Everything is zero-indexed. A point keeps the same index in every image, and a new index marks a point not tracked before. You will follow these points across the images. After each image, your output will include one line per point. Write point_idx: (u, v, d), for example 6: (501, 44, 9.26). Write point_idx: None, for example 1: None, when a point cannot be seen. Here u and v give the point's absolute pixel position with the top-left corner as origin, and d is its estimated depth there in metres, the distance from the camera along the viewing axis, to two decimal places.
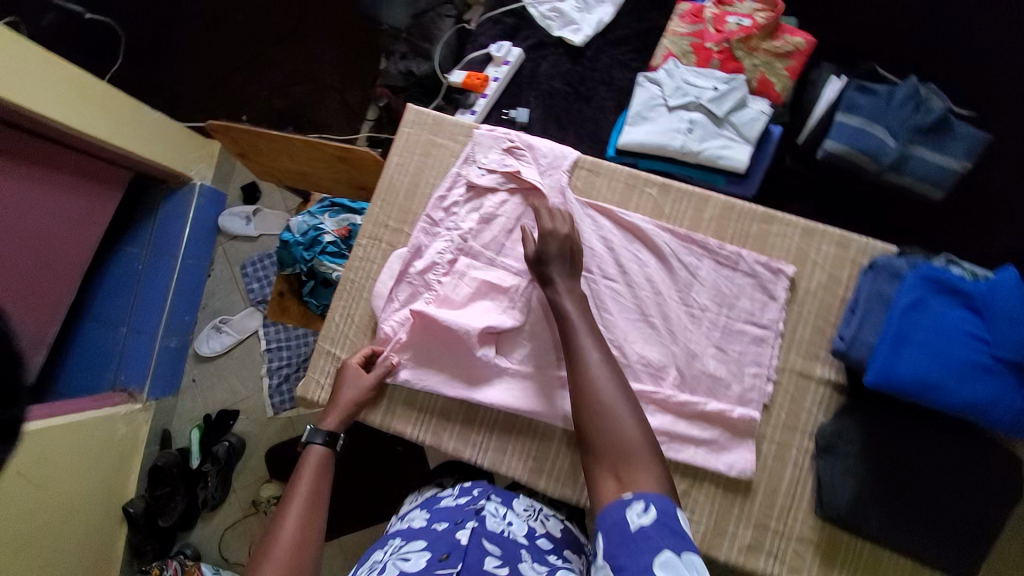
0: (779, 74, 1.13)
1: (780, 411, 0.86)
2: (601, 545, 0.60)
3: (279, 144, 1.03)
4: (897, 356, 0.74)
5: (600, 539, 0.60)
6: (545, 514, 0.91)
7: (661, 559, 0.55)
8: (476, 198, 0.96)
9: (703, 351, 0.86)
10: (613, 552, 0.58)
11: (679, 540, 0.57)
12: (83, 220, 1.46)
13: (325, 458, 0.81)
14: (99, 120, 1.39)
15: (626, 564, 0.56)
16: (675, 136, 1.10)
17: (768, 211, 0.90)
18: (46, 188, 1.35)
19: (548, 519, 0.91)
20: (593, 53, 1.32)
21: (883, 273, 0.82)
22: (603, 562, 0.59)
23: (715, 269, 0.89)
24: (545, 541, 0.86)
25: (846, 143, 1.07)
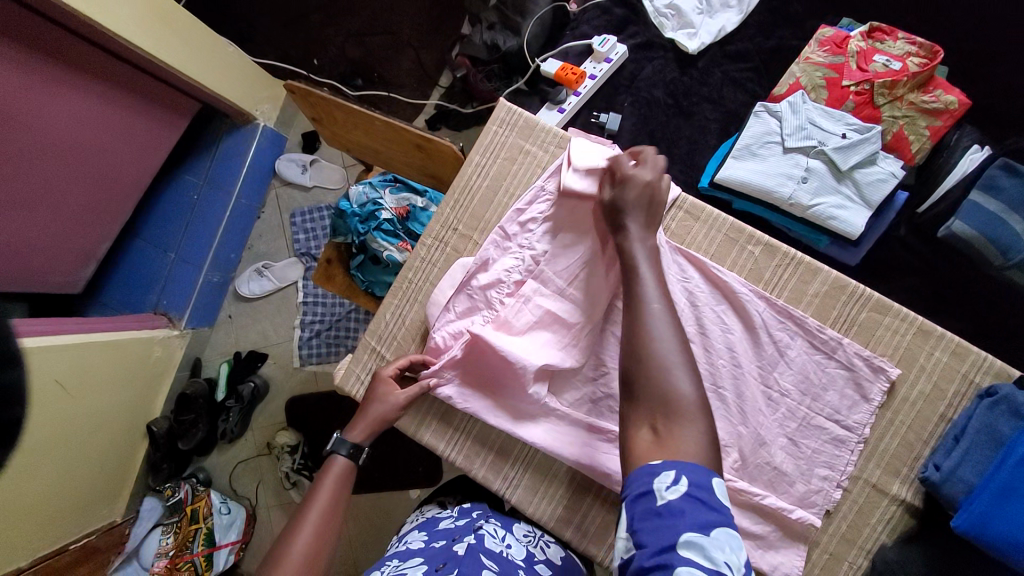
0: (920, 132, 0.98)
1: (840, 522, 0.79)
2: (623, 517, 0.52)
3: (356, 118, 0.96)
4: (1000, 507, 0.66)
5: (623, 510, 0.52)
6: (545, 540, 0.87)
7: (685, 539, 0.47)
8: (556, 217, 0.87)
9: (773, 440, 0.79)
10: (633, 525, 0.50)
11: (712, 519, 0.47)
12: (147, 147, 1.43)
13: (346, 469, 0.77)
14: (175, 47, 1.33)
15: (647, 542, 0.48)
16: (784, 183, 0.98)
17: (883, 300, 0.79)
18: (119, 111, 1.32)
19: (548, 546, 0.86)
20: (705, 65, 1.17)
21: (1002, 404, 0.73)
22: (625, 534, 0.51)
23: (806, 353, 0.80)
24: (545, 568, 0.80)
25: (976, 229, 0.96)
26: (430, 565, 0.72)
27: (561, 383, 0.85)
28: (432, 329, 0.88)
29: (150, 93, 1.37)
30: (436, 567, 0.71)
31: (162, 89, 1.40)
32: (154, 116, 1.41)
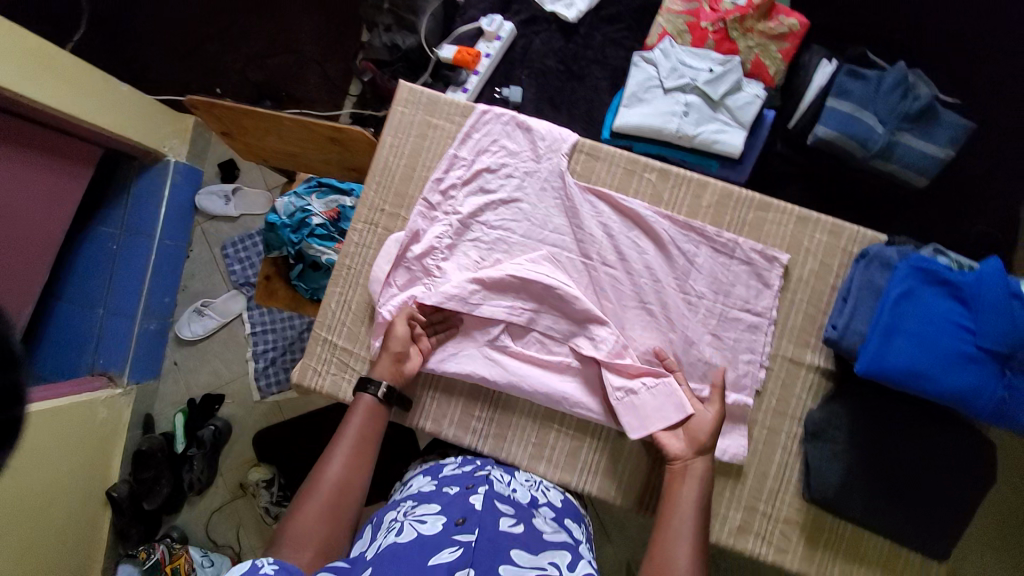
0: (773, 57, 1.13)
1: (771, 398, 0.88)
2: None
3: (266, 122, 0.99)
4: (887, 345, 0.74)
5: None
6: (544, 486, 0.89)
7: None
8: (473, 179, 0.95)
9: (699, 338, 0.89)
10: None
11: None
12: (55, 197, 1.38)
13: (379, 405, 0.83)
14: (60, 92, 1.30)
15: None
16: (671, 119, 1.10)
17: (764, 198, 0.91)
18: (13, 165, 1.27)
19: (549, 490, 0.89)
20: (586, 30, 1.28)
21: (874, 262, 0.81)
22: None
23: (712, 258, 0.91)
24: (548, 509, 0.83)
25: (837, 129, 1.09)
26: (448, 517, 0.73)
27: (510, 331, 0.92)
28: (377, 306, 0.92)
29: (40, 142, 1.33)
30: (454, 520, 0.72)
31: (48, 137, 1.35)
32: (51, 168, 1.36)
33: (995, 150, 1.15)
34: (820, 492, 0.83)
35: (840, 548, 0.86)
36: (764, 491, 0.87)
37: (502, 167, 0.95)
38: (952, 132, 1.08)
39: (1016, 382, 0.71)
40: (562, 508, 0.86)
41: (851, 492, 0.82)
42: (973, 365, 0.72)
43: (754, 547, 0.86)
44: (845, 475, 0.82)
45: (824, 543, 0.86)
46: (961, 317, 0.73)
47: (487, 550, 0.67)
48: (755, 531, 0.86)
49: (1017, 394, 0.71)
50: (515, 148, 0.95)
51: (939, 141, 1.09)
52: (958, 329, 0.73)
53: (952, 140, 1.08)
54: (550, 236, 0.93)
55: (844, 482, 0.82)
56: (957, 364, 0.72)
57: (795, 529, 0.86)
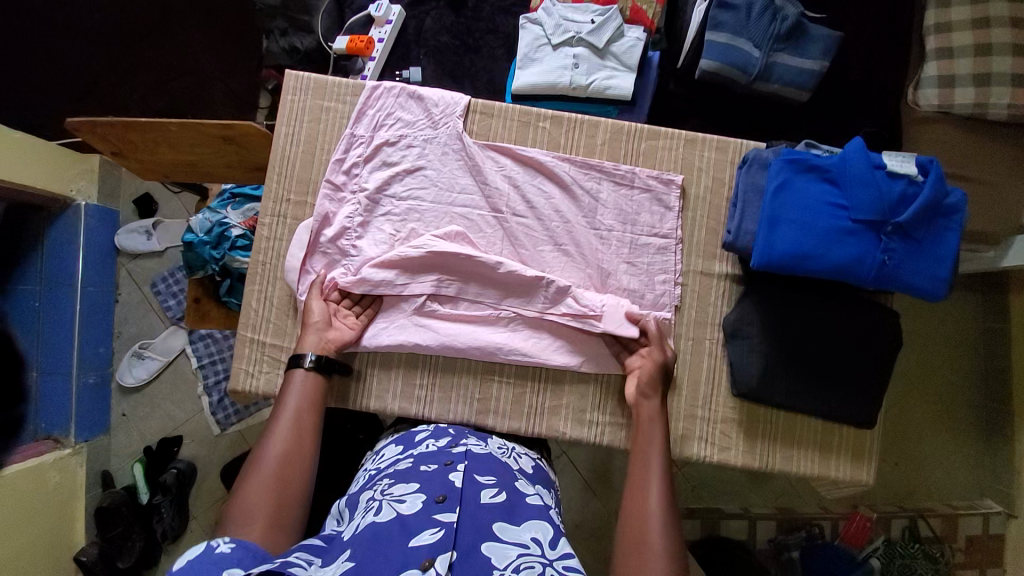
0: (648, 1, 1.18)
1: (690, 311, 0.94)
2: None
3: (156, 132, 0.97)
4: (775, 234, 0.80)
5: None
6: (517, 453, 0.89)
7: None
8: (374, 154, 0.95)
9: (616, 268, 0.93)
10: None
11: None
12: None
13: (315, 377, 0.83)
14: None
15: None
16: (563, 73, 1.13)
17: (653, 127, 0.96)
18: None
19: (520, 457, 0.88)
20: (474, 3, 1.31)
21: (754, 166, 0.88)
22: None
23: (615, 191, 0.95)
24: (520, 476, 0.82)
25: (718, 60, 1.13)
26: (428, 495, 0.68)
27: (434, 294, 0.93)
28: (295, 292, 0.92)
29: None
30: (435, 498, 0.67)
31: None
32: None
33: (867, 55, 1.24)
34: (743, 386, 0.89)
35: (776, 435, 0.92)
36: (700, 397, 0.93)
37: (401, 137, 0.96)
38: (824, 44, 1.16)
39: (893, 245, 0.78)
40: (534, 475, 0.87)
41: (772, 379, 0.88)
42: (853, 237, 0.78)
43: (697, 450, 0.92)
44: (763, 365, 0.88)
45: (761, 434, 0.92)
46: (833, 197, 0.80)
47: (470, 536, 0.62)
48: (697, 435, 0.92)
49: (895, 256, 0.78)
50: (409, 117, 0.97)
51: (813, 54, 1.16)
52: (832, 208, 0.79)
53: (825, 51, 1.16)
54: (459, 197, 0.95)
55: (764, 372, 0.88)
56: (838, 238, 0.78)
57: (733, 425, 0.92)
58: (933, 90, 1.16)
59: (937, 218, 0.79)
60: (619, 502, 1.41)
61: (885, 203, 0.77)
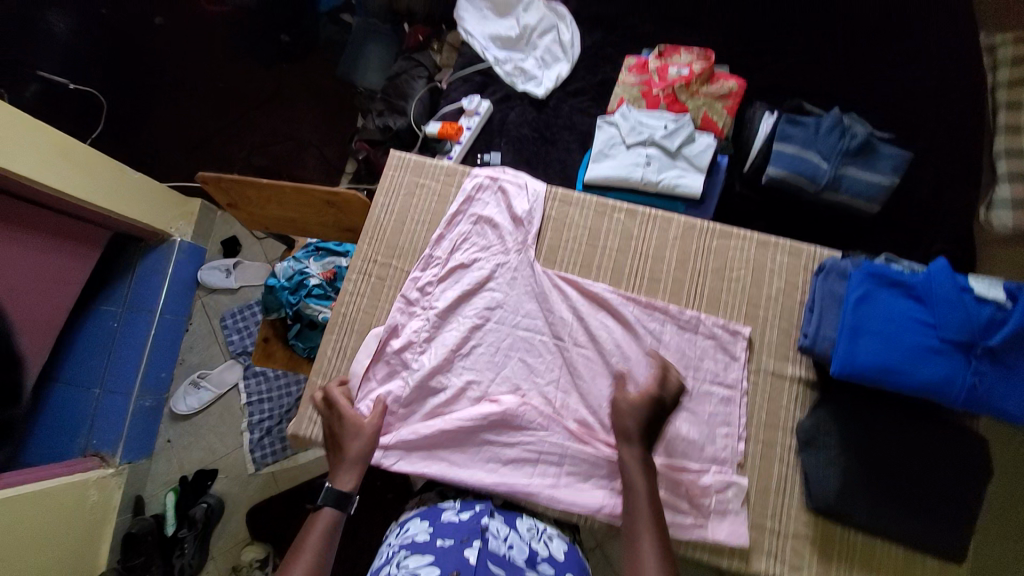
0: (720, 112, 1.28)
1: (760, 412, 0.92)
2: None
3: (270, 192, 1.11)
4: (856, 345, 0.81)
5: None
6: (546, 536, 0.84)
7: None
8: (449, 275, 1.00)
9: (676, 414, 0.91)
10: None
11: None
12: (48, 274, 1.51)
13: (338, 515, 0.78)
14: (88, 183, 1.50)
15: None
16: (635, 169, 1.23)
17: (724, 228, 1.00)
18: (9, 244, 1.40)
19: (551, 542, 0.83)
20: (554, 103, 1.45)
21: (832, 274, 0.91)
22: None
23: (678, 334, 0.95)
24: (547, 566, 0.77)
25: (786, 169, 1.22)
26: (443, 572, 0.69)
27: (496, 438, 0.91)
28: (355, 401, 0.94)
29: (51, 227, 1.50)
30: None
31: (63, 223, 1.53)
32: (56, 247, 1.52)
33: (936, 177, 1.27)
34: (820, 500, 0.85)
35: (856, 563, 0.85)
36: (771, 508, 0.88)
37: (478, 223, 1.03)
38: (893, 162, 1.22)
39: (983, 369, 0.76)
40: (565, 562, 0.80)
41: (853, 497, 0.83)
42: (940, 356, 0.77)
43: (768, 567, 0.85)
44: (842, 481, 0.84)
45: (838, 559, 0.85)
46: (919, 313, 0.80)
47: None
48: (766, 549, 0.86)
49: (985, 381, 0.75)
50: (490, 212, 1.03)
51: (881, 170, 1.21)
52: (919, 324, 0.79)
53: (893, 168, 1.21)
54: (523, 320, 0.98)
55: (843, 487, 0.84)
56: (924, 355, 0.77)
57: (807, 545, 0.86)
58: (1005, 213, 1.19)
59: None
60: None
61: (975, 325, 0.76)
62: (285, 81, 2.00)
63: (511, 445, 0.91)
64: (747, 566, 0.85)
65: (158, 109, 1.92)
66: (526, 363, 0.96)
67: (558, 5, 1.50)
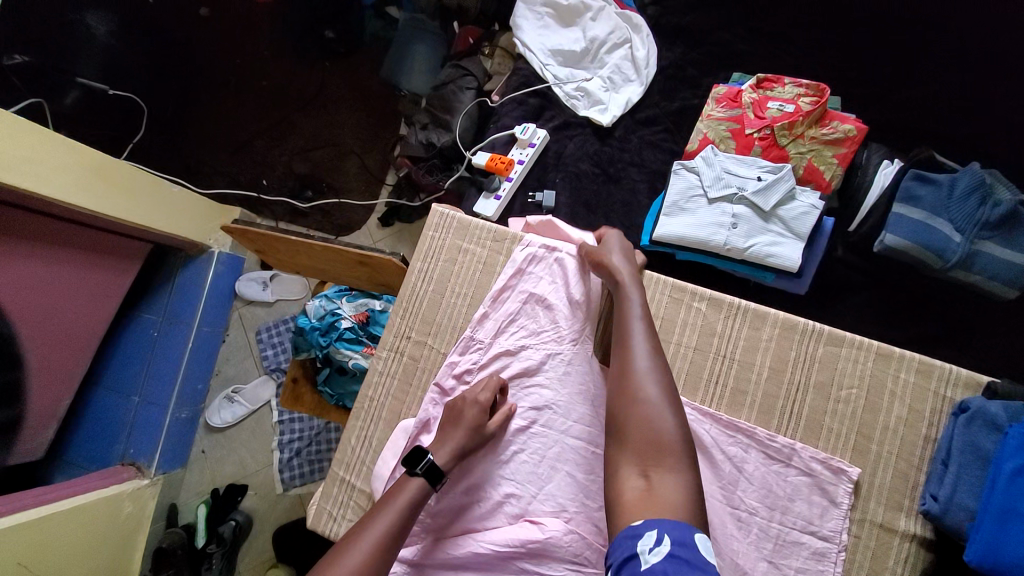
0: (828, 161, 1.04)
1: (861, 574, 0.74)
2: None
3: (299, 246, 0.99)
4: (1006, 533, 0.63)
5: None
6: None
7: None
8: (490, 363, 0.86)
9: (754, 567, 0.72)
10: None
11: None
12: (99, 296, 1.44)
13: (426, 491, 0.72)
14: (113, 199, 1.36)
15: None
16: (717, 231, 1.02)
17: (834, 331, 0.80)
18: (65, 269, 1.33)
19: None
20: (621, 133, 1.24)
21: (977, 419, 0.72)
22: None
23: (764, 465, 0.77)
24: None
25: (909, 238, 0.99)
26: None
27: (535, 572, 0.73)
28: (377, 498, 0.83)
29: (83, 244, 1.35)
30: None
31: (97, 239, 1.39)
32: (106, 267, 1.44)
33: None
34: None
35: None
36: None
37: (527, 305, 0.88)
38: None
39: None
40: None
41: None
42: None
43: None
44: None
45: None
46: None
47: None
48: None
49: None
50: (544, 293, 0.88)
51: (1022, 248, 0.95)
52: None
53: None
54: (575, 426, 0.82)
55: None
56: None
57: None
58: None
59: None
60: None
61: None
62: (326, 81, 1.86)
63: None
64: None
65: (197, 110, 1.84)
66: (574, 479, 0.80)
67: (634, 13, 1.27)
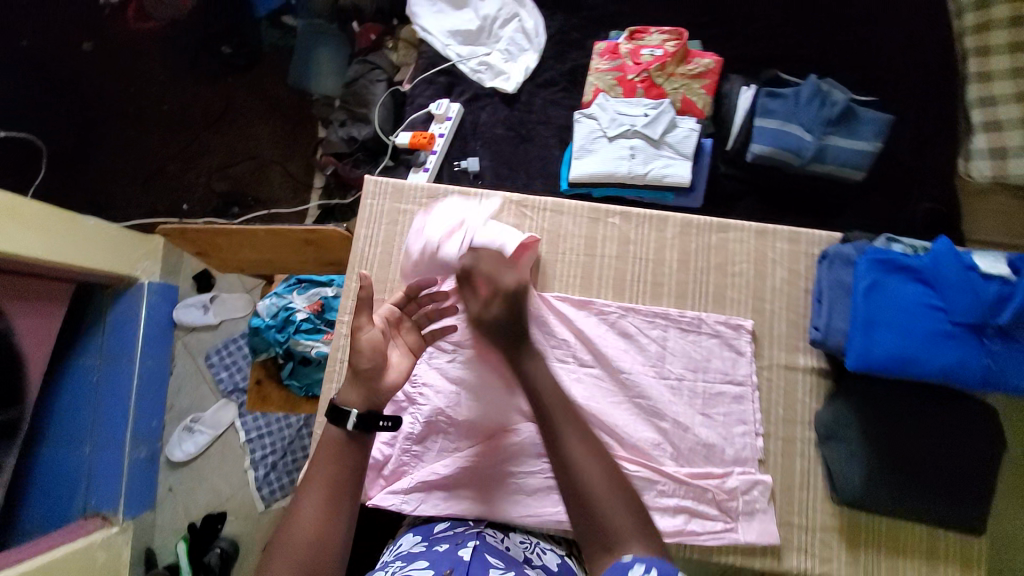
0: (698, 93, 1.24)
1: (777, 407, 0.91)
2: None
3: (243, 236, 1.03)
4: (871, 338, 0.79)
5: None
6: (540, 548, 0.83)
7: None
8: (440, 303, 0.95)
9: (692, 421, 0.89)
10: None
11: None
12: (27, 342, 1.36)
13: (347, 435, 0.73)
14: (33, 238, 1.32)
15: None
16: (621, 163, 1.19)
17: (722, 221, 0.97)
18: None
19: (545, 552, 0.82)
20: (526, 97, 1.38)
21: (836, 261, 0.90)
22: None
23: (682, 338, 0.93)
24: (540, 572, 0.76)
25: (771, 145, 1.20)
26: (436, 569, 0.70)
27: (516, 467, 0.89)
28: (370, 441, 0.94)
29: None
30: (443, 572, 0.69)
31: (13, 281, 1.33)
32: (26, 311, 1.36)
33: (918, 138, 1.26)
34: (847, 493, 0.85)
35: (880, 547, 0.87)
36: (796, 504, 0.88)
37: None
38: (875, 126, 1.19)
39: (996, 347, 0.75)
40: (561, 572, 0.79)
41: (876, 487, 0.84)
42: (953, 340, 0.76)
43: (798, 563, 0.86)
44: (867, 471, 0.83)
45: (864, 543, 0.87)
46: (930, 299, 0.78)
47: None
48: (795, 546, 0.87)
49: (999, 360, 0.75)
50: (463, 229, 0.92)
51: (865, 137, 1.19)
52: (930, 310, 0.77)
53: (877, 133, 1.19)
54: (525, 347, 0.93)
55: (868, 478, 0.83)
56: (937, 342, 0.76)
57: (834, 535, 0.87)
58: (984, 160, 1.14)
59: None
60: None
61: (984, 305, 0.75)
62: (233, 95, 1.85)
63: (528, 476, 0.89)
64: (779, 564, 0.86)
65: (102, 143, 1.78)
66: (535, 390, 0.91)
67: None
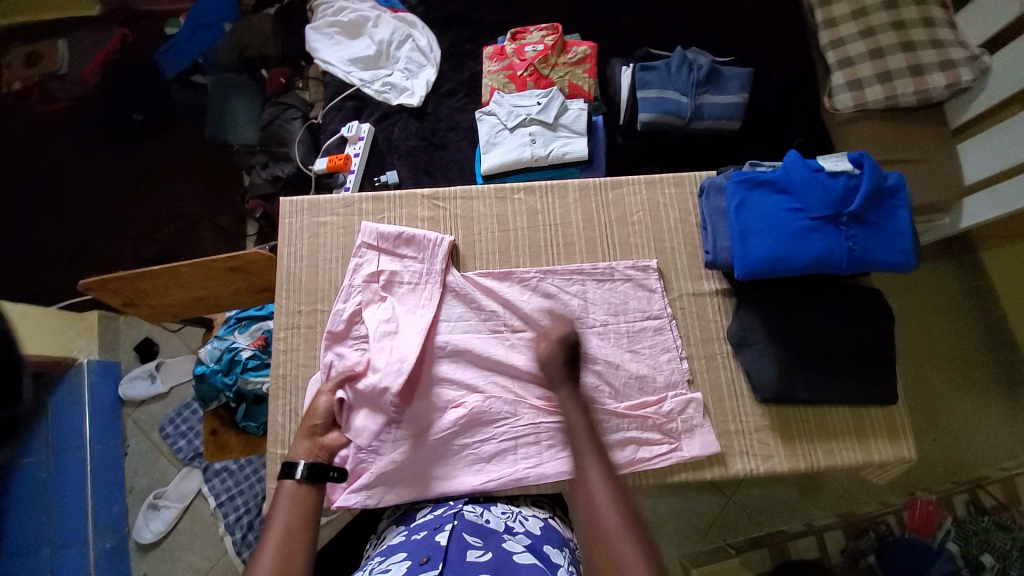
0: (582, 77, 1.36)
1: (693, 330, 0.99)
2: None
3: (167, 275, 1.06)
4: (749, 247, 0.89)
5: None
6: (523, 515, 0.84)
7: None
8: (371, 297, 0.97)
9: (622, 359, 0.95)
10: None
11: None
12: None
13: (305, 488, 0.74)
14: None
15: None
16: (524, 149, 1.27)
17: (615, 178, 1.07)
18: None
19: (527, 519, 0.83)
20: (432, 108, 1.47)
21: (712, 192, 0.99)
22: None
23: (599, 288, 1.00)
24: (524, 536, 0.77)
25: (655, 111, 1.31)
26: (412, 560, 0.67)
27: (471, 437, 0.91)
28: None
29: None
30: (419, 560, 0.66)
31: None
32: None
33: (781, 82, 1.42)
34: (766, 391, 0.92)
35: (813, 435, 0.94)
36: (729, 412, 0.95)
37: (395, 250, 1.01)
38: (739, 81, 1.35)
39: (853, 232, 0.86)
40: (544, 535, 0.80)
41: (791, 380, 0.92)
42: (816, 233, 0.87)
43: (742, 465, 0.93)
44: (779, 367, 0.92)
45: (798, 435, 0.94)
46: (789, 203, 0.89)
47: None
48: (737, 451, 0.93)
49: (858, 241, 0.86)
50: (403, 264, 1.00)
51: (732, 91, 1.34)
52: (791, 212, 0.88)
53: (741, 86, 1.34)
54: (457, 325, 0.98)
55: (781, 373, 0.92)
56: (804, 237, 0.87)
57: (769, 433, 0.94)
58: (845, 94, 1.30)
59: (885, 199, 0.88)
60: (676, 547, 1.35)
61: (834, 197, 0.86)
62: (151, 159, 1.85)
63: (483, 443, 0.90)
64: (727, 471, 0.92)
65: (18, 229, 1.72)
66: (474, 362, 0.95)
67: (406, 14, 1.52)
